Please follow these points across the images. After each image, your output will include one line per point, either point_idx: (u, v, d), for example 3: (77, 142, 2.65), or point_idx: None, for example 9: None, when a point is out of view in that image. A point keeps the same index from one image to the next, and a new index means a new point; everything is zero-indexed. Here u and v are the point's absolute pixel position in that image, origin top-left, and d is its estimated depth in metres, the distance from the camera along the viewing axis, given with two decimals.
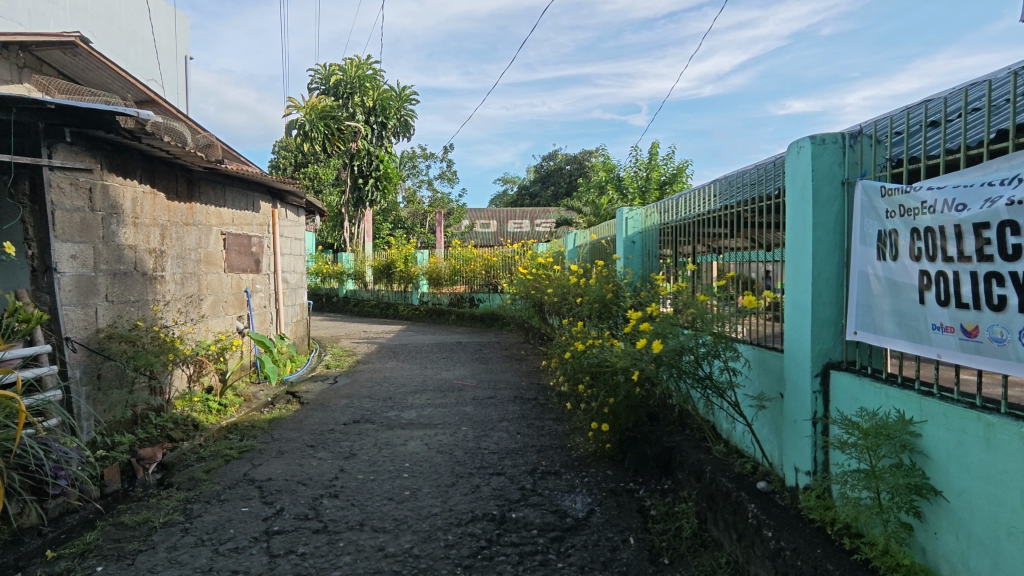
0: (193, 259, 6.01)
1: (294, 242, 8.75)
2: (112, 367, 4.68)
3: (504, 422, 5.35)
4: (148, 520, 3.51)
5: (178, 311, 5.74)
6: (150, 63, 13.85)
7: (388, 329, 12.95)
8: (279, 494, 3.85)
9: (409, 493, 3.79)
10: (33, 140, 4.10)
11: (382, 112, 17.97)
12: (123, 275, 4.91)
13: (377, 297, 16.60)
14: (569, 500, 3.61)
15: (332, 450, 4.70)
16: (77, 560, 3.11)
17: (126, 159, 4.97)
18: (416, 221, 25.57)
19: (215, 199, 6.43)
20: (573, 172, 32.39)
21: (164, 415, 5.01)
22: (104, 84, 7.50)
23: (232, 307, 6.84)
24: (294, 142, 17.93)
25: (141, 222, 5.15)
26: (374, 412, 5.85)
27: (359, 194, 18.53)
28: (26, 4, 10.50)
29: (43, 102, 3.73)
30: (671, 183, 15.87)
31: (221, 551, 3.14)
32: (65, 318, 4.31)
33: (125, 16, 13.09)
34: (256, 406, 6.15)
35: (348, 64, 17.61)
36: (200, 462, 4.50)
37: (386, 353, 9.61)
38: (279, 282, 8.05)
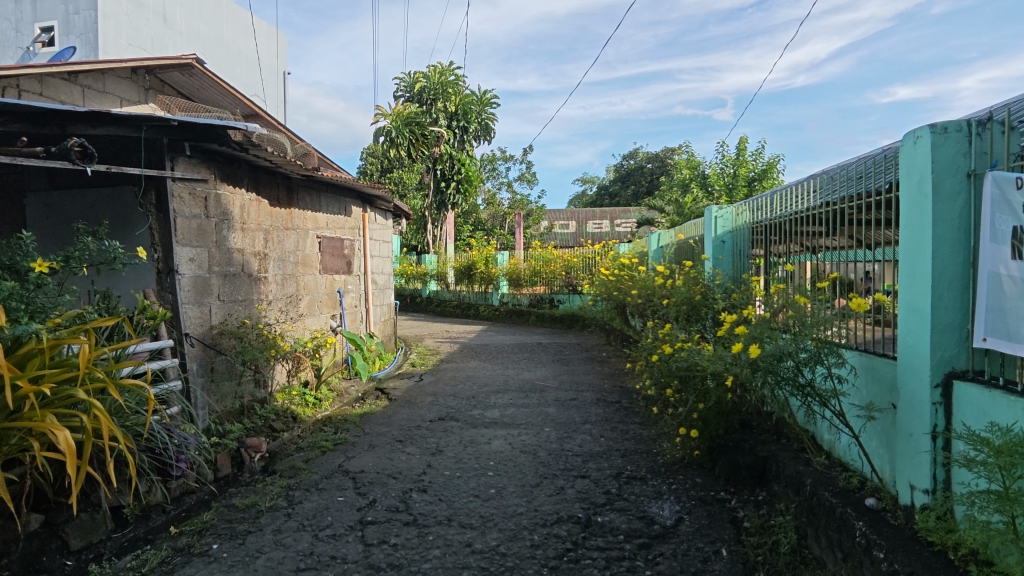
0: (292, 262, 6.41)
1: (382, 244, 9.12)
2: (223, 360, 5.10)
3: (588, 424, 5.30)
4: (256, 504, 3.77)
5: (279, 310, 6.13)
6: (256, 80, 14.95)
7: (470, 329, 13.17)
8: (371, 486, 4.03)
9: (494, 491, 3.84)
10: (158, 154, 4.53)
11: (464, 116, 18.32)
12: (232, 276, 5.31)
13: (459, 298, 16.96)
14: (656, 507, 3.53)
15: (419, 446, 4.85)
16: (195, 537, 3.39)
17: (235, 170, 5.38)
18: (496, 223, 25.95)
19: (312, 205, 6.84)
20: (654, 170, 31.59)
21: (267, 407, 5.37)
22: (217, 102, 8.14)
23: (327, 306, 7.24)
24: (381, 148, 18.66)
25: (248, 228, 5.55)
26: (459, 410, 5.98)
27: (441, 198, 19.04)
28: (150, 31, 12.08)
29: (166, 120, 4.08)
30: (761, 180, 15.21)
31: (320, 537, 3.33)
32: (185, 316, 4.73)
33: (232, 37, 14.26)
34: (348, 401, 6.46)
35: (432, 71, 18.09)
36: (299, 452, 4.79)
37: (468, 353, 9.79)
38: (369, 283, 8.42)
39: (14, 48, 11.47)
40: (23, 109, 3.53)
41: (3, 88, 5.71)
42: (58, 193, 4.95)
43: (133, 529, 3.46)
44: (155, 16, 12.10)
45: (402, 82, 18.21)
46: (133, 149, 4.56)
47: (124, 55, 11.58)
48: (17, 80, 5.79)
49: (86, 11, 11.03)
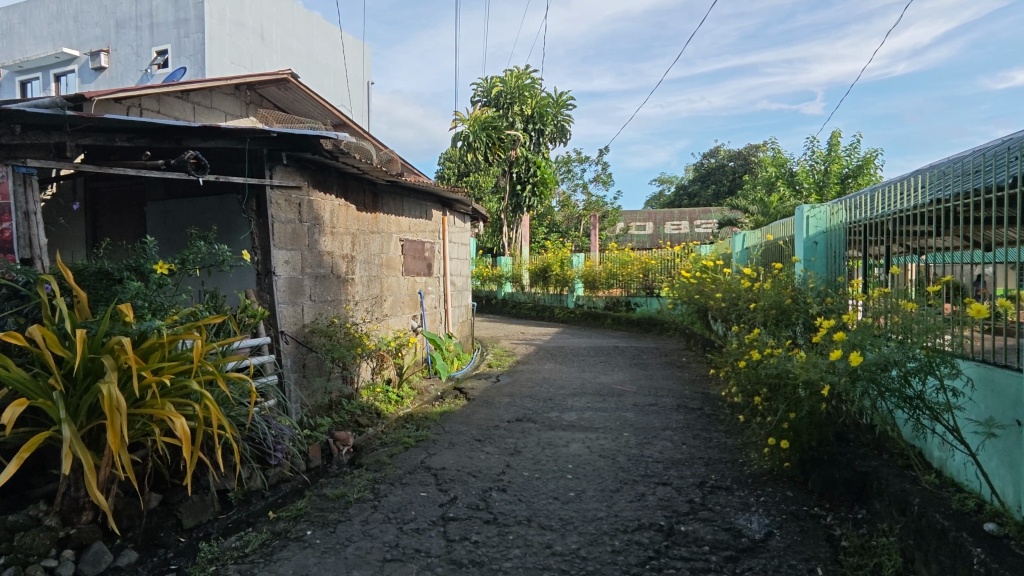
0: (377, 264, 6.68)
1: (460, 247, 9.32)
2: (314, 357, 5.40)
3: (668, 431, 5.17)
4: (345, 495, 3.96)
5: (365, 310, 6.42)
6: (343, 91, 15.71)
7: (545, 332, 13.18)
8: (452, 483, 4.13)
9: (573, 494, 3.83)
10: (259, 164, 4.86)
11: (540, 119, 18.33)
12: (323, 278, 5.61)
13: (534, 300, 17.01)
14: (744, 519, 3.39)
15: (498, 445, 4.92)
16: (291, 523, 3.61)
17: (326, 177, 5.68)
18: (571, 225, 25.87)
19: (396, 209, 7.11)
20: (736, 168, 30.22)
21: (354, 402, 5.62)
22: (309, 113, 8.64)
23: (408, 307, 7.49)
24: (459, 153, 19.01)
25: (337, 232, 5.85)
26: (536, 411, 6.01)
27: (517, 200, 19.20)
28: (249, 49, 13.02)
29: (267, 131, 4.36)
30: (855, 176, 14.29)
31: (405, 530, 3.45)
32: (281, 314, 5.05)
33: (321, 52, 15.10)
34: (428, 399, 6.65)
35: (508, 75, 18.19)
36: (384, 447, 4.99)
37: (544, 355, 9.80)
38: (448, 285, 8.63)
39: (135, 71, 12.74)
40: (145, 126, 3.90)
41: (127, 107, 6.34)
42: (173, 201, 5.42)
43: (237, 512, 3.73)
44: (253, 36, 13.03)
45: (480, 87, 18.44)
46: (238, 160, 4.92)
47: (226, 73, 12.52)
48: (138, 100, 6.43)
49: (195, 34, 12.06)
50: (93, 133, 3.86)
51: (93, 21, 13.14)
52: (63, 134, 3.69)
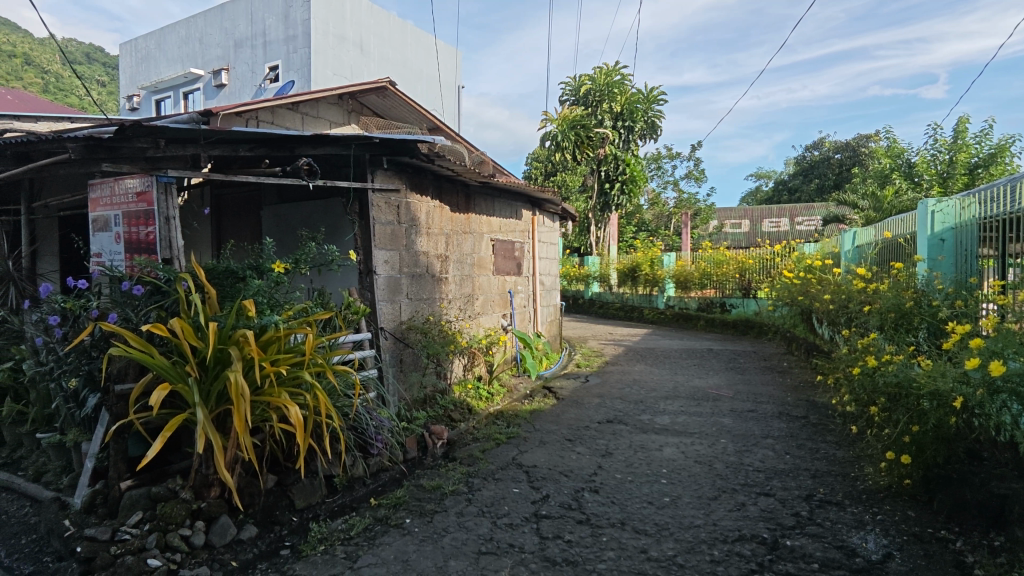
0: (469, 264, 6.84)
1: (549, 246, 9.35)
2: (410, 353, 5.62)
3: (769, 439, 4.91)
4: (440, 487, 4.09)
5: (458, 308, 6.61)
6: (435, 96, 16.21)
7: (634, 332, 12.92)
8: (544, 481, 4.16)
9: (668, 500, 3.74)
10: (362, 168, 5.12)
11: (630, 116, 17.90)
12: (419, 277, 5.83)
13: (622, 300, 16.69)
14: (857, 537, 3.15)
15: (589, 446, 4.90)
16: (392, 510, 3.78)
17: (422, 179, 5.89)
18: (660, 224, 25.18)
19: (487, 209, 7.26)
20: (843, 160, 27.50)
21: (447, 397, 5.80)
22: (406, 119, 8.94)
23: (498, 306, 7.62)
24: (547, 153, 19.00)
25: (432, 232, 6.05)
26: (627, 414, 5.92)
27: (605, 199, 18.90)
28: (350, 61, 13.77)
29: (370, 138, 4.60)
30: (987, 166, 12.86)
31: (499, 524, 3.51)
32: (380, 311, 5.30)
33: (415, 59, 15.69)
34: (517, 396, 6.72)
35: (597, 73, 17.94)
36: (476, 443, 5.11)
37: (633, 356, 9.61)
38: (537, 284, 8.69)
39: (250, 86, 13.86)
40: (264, 136, 4.23)
41: (247, 120, 6.92)
42: (285, 205, 5.83)
43: (342, 496, 3.96)
44: (353, 47, 13.79)
45: (568, 86, 18.31)
46: (342, 165, 5.18)
47: (330, 84, 13.30)
48: (256, 113, 6.96)
49: (302, 49, 12.93)
50: (221, 144, 4.19)
51: (216, 43, 14.45)
52: (197, 146, 4.08)
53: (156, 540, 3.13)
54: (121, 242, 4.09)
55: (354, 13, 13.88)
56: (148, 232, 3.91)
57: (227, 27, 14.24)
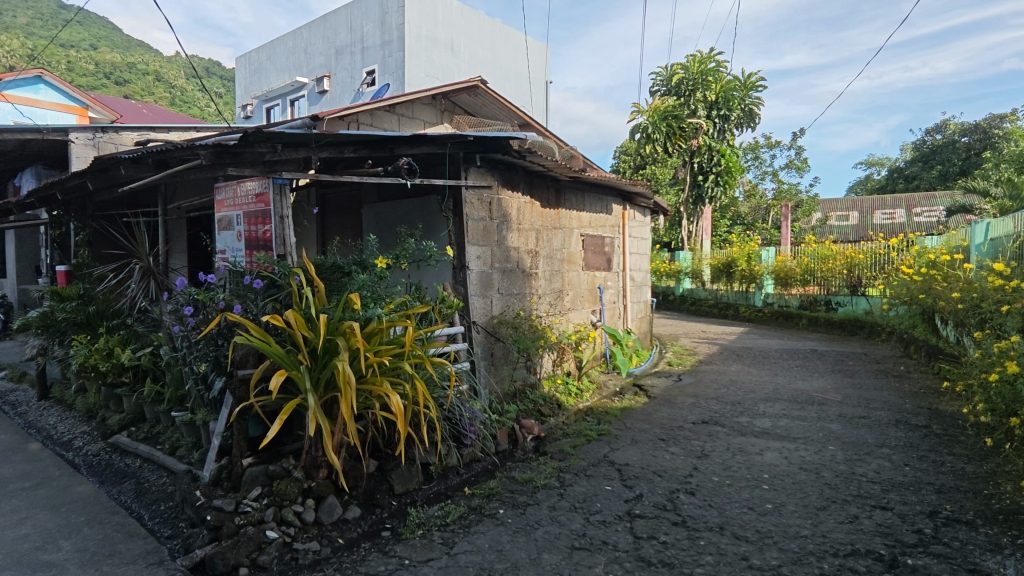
0: (559, 259, 6.83)
1: (640, 241, 9.15)
2: (501, 347, 5.70)
3: (886, 448, 4.54)
4: (532, 480, 4.14)
5: (548, 304, 6.63)
6: (523, 92, 16.29)
7: (730, 331, 12.37)
8: (637, 480, 4.08)
9: (771, 507, 3.55)
10: (456, 166, 5.26)
11: (726, 104, 17.15)
12: (509, 272, 5.90)
13: (716, 297, 16.02)
14: (992, 561, 2.85)
15: (683, 447, 4.75)
16: (485, 500, 3.88)
17: (513, 176, 5.95)
18: (758, 217, 23.89)
19: (578, 204, 7.21)
20: (973, 144, 24.54)
21: (537, 392, 5.83)
22: (496, 116, 9.05)
23: (588, 301, 7.56)
24: (637, 145, 18.47)
25: (523, 228, 6.10)
26: (724, 415, 5.68)
27: (698, 191, 18.12)
28: (441, 61, 14.13)
29: (465, 136, 4.71)
30: None
31: (591, 520, 3.50)
32: (473, 306, 5.42)
33: (504, 56, 15.86)
34: (607, 393, 6.64)
35: (691, 61, 17.26)
36: (567, 438, 5.11)
37: (729, 356, 9.19)
38: (627, 280, 8.53)
39: (349, 91, 14.59)
40: (367, 138, 4.45)
41: (348, 123, 7.30)
42: (384, 203, 6.10)
43: (437, 484, 4.10)
44: (444, 49, 14.16)
45: (659, 76, 17.74)
46: (437, 164, 5.34)
47: (422, 85, 13.74)
48: (357, 116, 7.33)
49: (397, 53, 13.45)
50: (328, 147, 4.46)
51: (319, 52, 15.36)
52: (308, 149, 4.37)
53: (274, 514, 3.40)
54: (242, 240, 4.45)
55: (445, 14, 14.25)
56: (265, 230, 4.23)
57: (330, 36, 15.09)
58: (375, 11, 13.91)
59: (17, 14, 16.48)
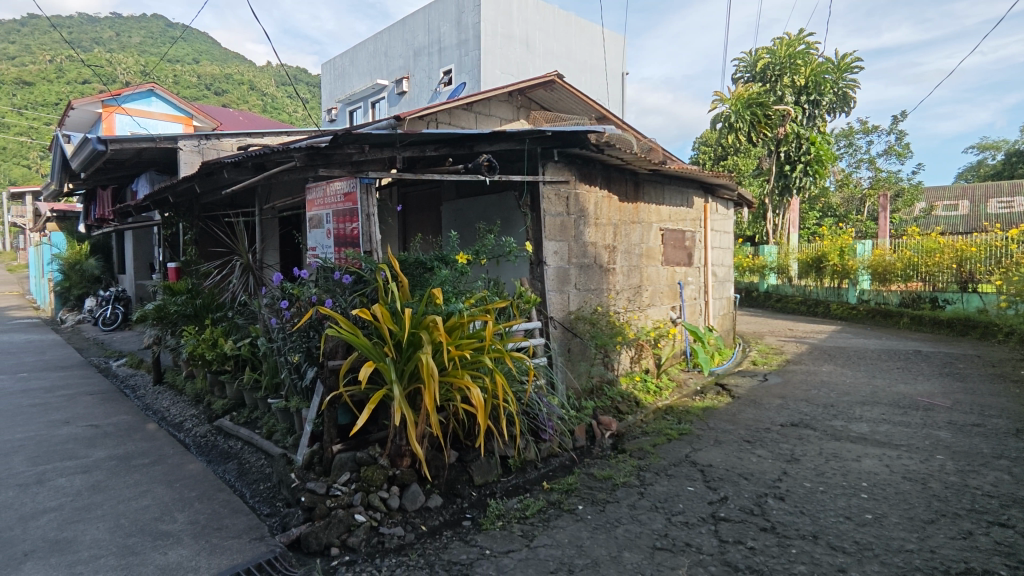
0: (637, 254, 6.70)
1: (723, 235, 8.80)
2: (578, 343, 5.66)
3: (1005, 460, 4.13)
4: (612, 478, 4.10)
5: (626, 300, 6.53)
6: (599, 85, 16.08)
7: (820, 329, 11.69)
8: (721, 482, 3.95)
9: (871, 518, 3.33)
10: (534, 162, 5.29)
11: (816, 89, 16.21)
12: (587, 267, 5.86)
13: (805, 293, 15.16)
14: None
15: (771, 450, 4.54)
16: (564, 495, 3.88)
17: (591, 170, 5.89)
18: (852, 208, 22.38)
19: (657, 197, 7.04)
20: None
21: (615, 388, 5.75)
22: (572, 110, 8.98)
23: (667, 297, 7.36)
24: (718, 136, 17.50)
25: (600, 223, 6.04)
26: (815, 418, 5.37)
27: (785, 182, 17.16)
28: (517, 58, 14.18)
29: (543, 131, 4.71)
30: None
31: (674, 521, 3.42)
32: (550, 301, 5.43)
33: (579, 49, 15.70)
34: (688, 392, 6.44)
35: (778, 44, 16.35)
36: (646, 436, 5.01)
37: (820, 355, 8.67)
38: (709, 275, 8.25)
39: (426, 91, 14.93)
40: (447, 136, 4.56)
41: (428, 122, 7.50)
42: (463, 200, 6.21)
43: (515, 477, 4.15)
44: (520, 45, 14.20)
45: (743, 62, 16.94)
46: (515, 160, 5.39)
47: (498, 83, 13.85)
48: (436, 116, 7.52)
49: (473, 51, 13.64)
50: (411, 146, 4.60)
51: (398, 54, 15.85)
52: (393, 149, 4.53)
53: (362, 499, 3.55)
54: (331, 237, 4.68)
55: (521, 11, 14.30)
56: (353, 227, 4.43)
57: (408, 39, 15.53)
58: (452, 12, 14.17)
59: (132, 35, 18.09)
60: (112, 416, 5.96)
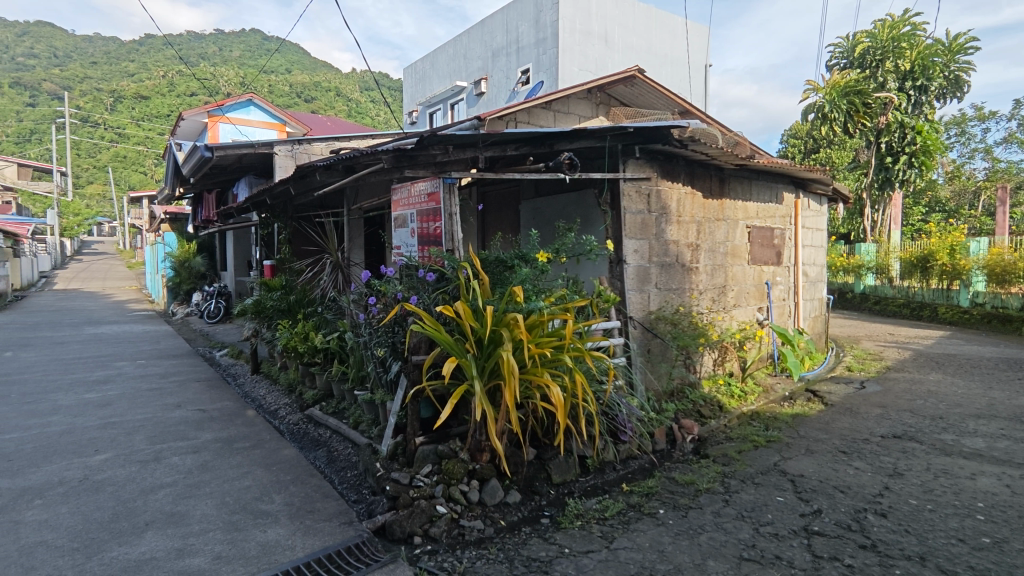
0: (722, 252, 6.46)
1: (816, 232, 8.30)
2: (658, 344, 5.53)
3: None
4: (694, 483, 3.97)
5: (710, 300, 6.31)
6: (681, 78, 15.60)
7: (927, 334, 10.76)
8: (814, 494, 3.73)
9: (989, 542, 3.03)
10: (615, 159, 5.21)
11: (922, 73, 14.96)
12: (668, 266, 5.71)
13: (908, 296, 14.03)
14: None
15: (870, 462, 4.24)
16: (644, 498, 3.80)
17: (674, 166, 5.73)
18: (964, 202, 20.45)
19: (744, 194, 6.75)
20: None
21: (696, 391, 5.59)
22: (653, 106, 8.76)
23: (754, 298, 7.04)
24: (810, 127, 16.48)
25: (683, 221, 5.86)
26: (921, 430, 4.96)
27: (886, 175, 15.91)
28: (595, 55, 14.02)
29: (625, 128, 4.64)
30: None
31: (762, 532, 3.27)
32: (630, 301, 5.33)
33: (660, 42, 15.32)
34: (776, 398, 6.12)
35: (879, 27, 15.17)
36: (730, 442, 4.82)
37: (926, 362, 7.99)
38: (800, 275, 7.81)
39: (504, 91, 15.06)
40: (528, 135, 4.59)
41: (506, 122, 7.57)
42: (542, 198, 6.22)
43: (594, 477, 4.12)
44: (598, 41, 14.03)
45: (840, 48, 15.86)
46: (595, 157, 5.33)
47: (576, 80, 13.75)
48: (515, 116, 7.58)
49: (551, 49, 13.62)
50: (493, 146, 4.67)
51: (477, 56, 16.09)
52: (476, 149, 4.62)
53: (443, 491, 3.64)
54: (415, 236, 4.84)
55: (600, 6, 14.13)
56: (436, 227, 4.56)
57: (487, 40, 15.73)
58: (531, 11, 14.23)
59: (233, 49, 19.44)
60: (217, 402, 6.47)
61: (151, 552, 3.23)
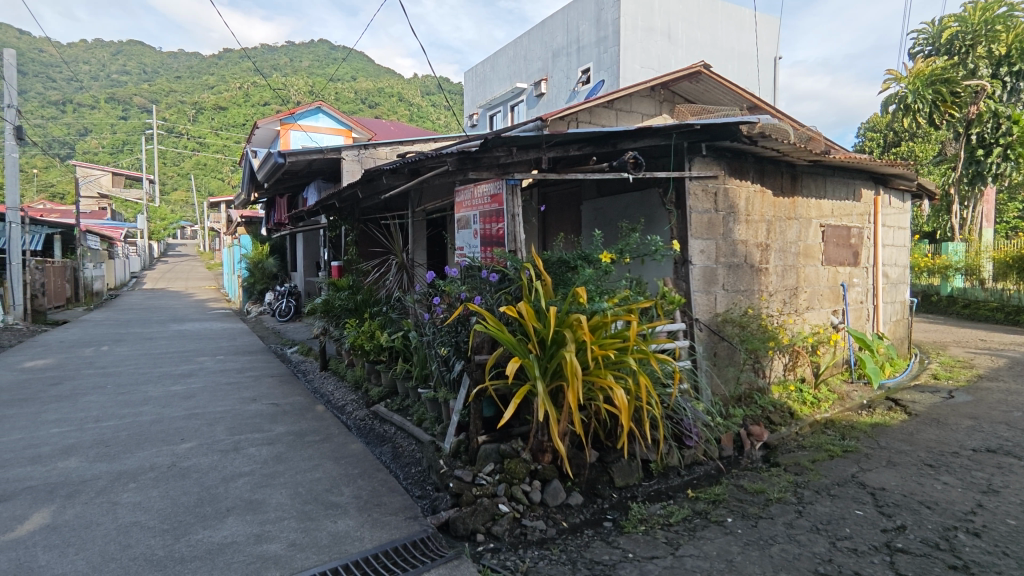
0: (793, 252, 6.18)
1: (897, 231, 7.81)
2: (725, 346, 5.36)
3: None
4: (764, 492, 3.83)
5: (780, 302, 6.06)
6: (748, 72, 15.05)
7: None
8: (897, 508, 3.51)
9: None
10: (680, 157, 5.10)
11: (1020, 58, 13.86)
12: (736, 267, 5.52)
13: (1003, 299, 12.90)
14: None
15: (960, 477, 3.95)
16: (711, 505, 3.70)
17: (742, 163, 5.55)
18: None
19: (818, 190, 6.44)
20: None
21: (766, 397, 5.39)
22: (720, 101, 8.51)
23: (828, 300, 6.70)
24: (890, 119, 15.45)
25: (752, 220, 5.66)
26: (1019, 445, 4.57)
27: (977, 168, 14.67)
28: (657, 52, 13.74)
29: (691, 125, 4.53)
30: None
31: (839, 546, 3.11)
32: (696, 302, 5.20)
33: (726, 36, 14.86)
34: (852, 405, 5.80)
35: (970, 10, 14.11)
36: (803, 451, 4.61)
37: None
38: (879, 276, 7.38)
39: (564, 91, 15.03)
40: (591, 135, 4.56)
41: (568, 122, 7.55)
42: (605, 198, 6.17)
43: (657, 482, 4.04)
44: (661, 37, 13.76)
45: (924, 34, 14.85)
46: (660, 155, 5.24)
47: (637, 77, 13.50)
48: (576, 116, 7.55)
49: (612, 48, 13.47)
50: (556, 146, 4.68)
51: (538, 57, 16.13)
52: (539, 150, 4.64)
53: (505, 490, 3.66)
54: (478, 237, 4.90)
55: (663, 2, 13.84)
56: (499, 227, 4.60)
57: (548, 41, 15.74)
58: (592, 10, 14.12)
59: (304, 59, 20.31)
60: (289, 396, 6.78)
61: (232, 537, 3.42)
